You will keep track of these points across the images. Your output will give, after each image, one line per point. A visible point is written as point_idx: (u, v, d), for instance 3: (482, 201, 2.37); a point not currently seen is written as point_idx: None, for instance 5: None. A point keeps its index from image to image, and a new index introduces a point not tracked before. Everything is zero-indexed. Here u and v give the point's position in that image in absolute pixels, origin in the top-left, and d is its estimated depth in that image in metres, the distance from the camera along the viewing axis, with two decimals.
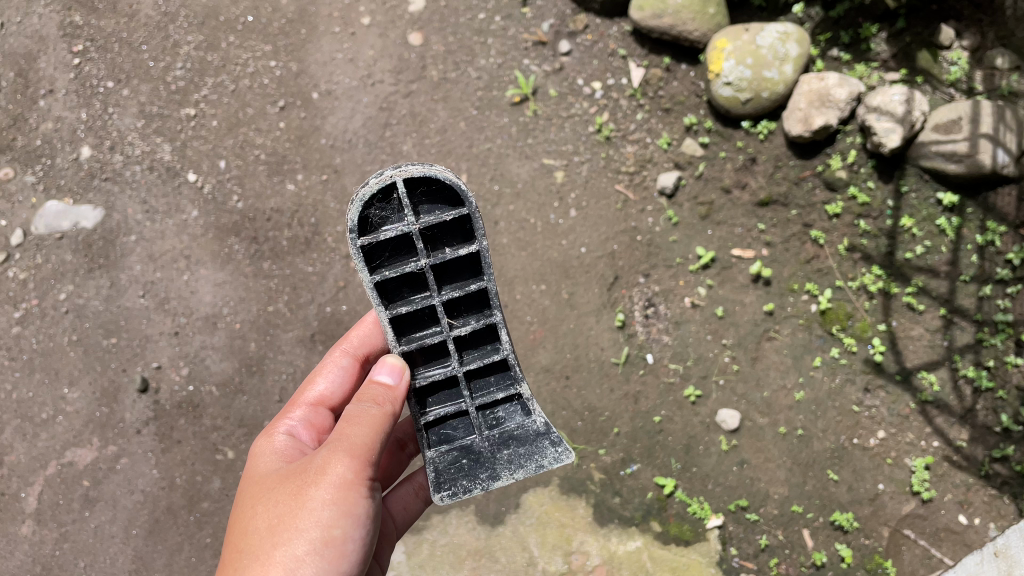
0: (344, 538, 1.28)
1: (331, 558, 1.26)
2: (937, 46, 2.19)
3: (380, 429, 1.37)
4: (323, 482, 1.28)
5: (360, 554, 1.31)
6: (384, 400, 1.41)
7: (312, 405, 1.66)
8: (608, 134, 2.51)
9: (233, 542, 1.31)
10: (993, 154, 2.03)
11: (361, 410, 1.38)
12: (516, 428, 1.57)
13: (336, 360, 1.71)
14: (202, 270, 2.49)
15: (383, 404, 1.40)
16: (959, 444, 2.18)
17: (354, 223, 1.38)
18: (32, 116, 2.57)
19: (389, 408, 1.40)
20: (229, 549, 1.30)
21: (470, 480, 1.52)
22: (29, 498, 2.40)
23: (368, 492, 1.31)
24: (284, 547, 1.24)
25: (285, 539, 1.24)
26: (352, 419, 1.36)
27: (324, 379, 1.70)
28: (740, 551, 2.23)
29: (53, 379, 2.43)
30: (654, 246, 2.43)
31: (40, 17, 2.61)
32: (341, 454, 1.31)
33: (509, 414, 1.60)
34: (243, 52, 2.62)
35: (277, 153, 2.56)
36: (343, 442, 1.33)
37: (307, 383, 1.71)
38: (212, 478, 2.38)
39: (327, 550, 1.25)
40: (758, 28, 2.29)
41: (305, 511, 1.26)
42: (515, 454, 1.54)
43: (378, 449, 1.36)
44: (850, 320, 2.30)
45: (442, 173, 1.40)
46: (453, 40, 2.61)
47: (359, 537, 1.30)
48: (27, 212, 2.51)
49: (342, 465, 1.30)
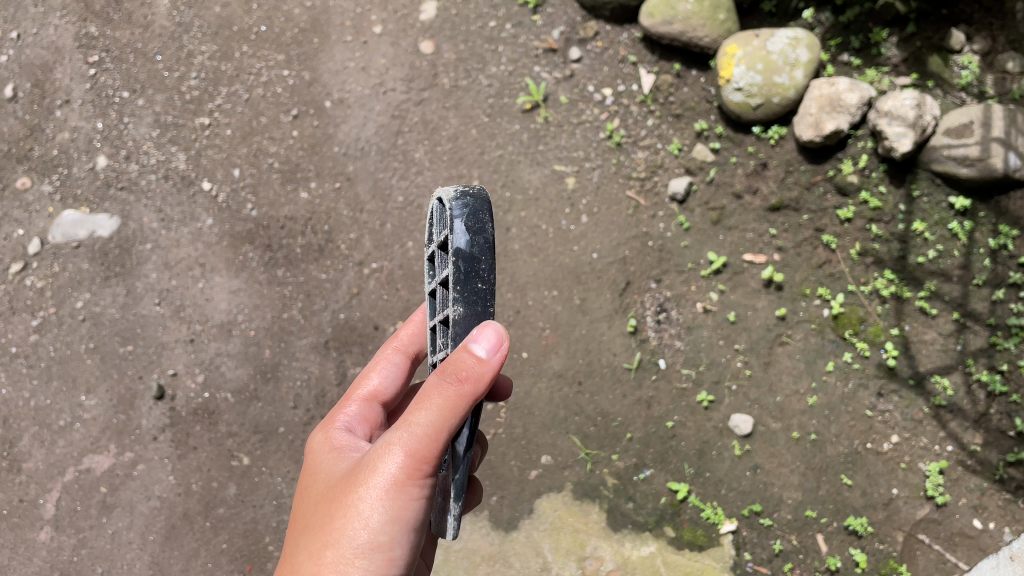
0: (387, 543, 1.24)
1: (377, 563, 1.24)
2: (948, 50, 2.20)
3: (451, 416, 1.22)
4: (378, 482, 1.23)
5: (406, 558, 1.28)
6: (459, 380, 1.22)
7: (365, 400, 1.67)
8: (619, 141, 2.51)
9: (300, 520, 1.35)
10: (1005, 157, 2.03)
11: (433, 389, 1.23)
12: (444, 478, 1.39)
13: (387, 356, 1.73)
14: (217, 277, 2.51)
15: (458, 393, 1.23)
16: (973, 448, 2.17)
17: (428, 234, 1.56)
18: (49, 126, 2.61)
19: (467, 389, 1.22)
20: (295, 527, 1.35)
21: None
22: (47, 504, 2.43)
23: (418, 492, 1.25)
24: (333, 546, 1.23)
25: (334, 537, 1.24)
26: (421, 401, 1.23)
27: (378, 374, 1.71)
28: (754, 555, 2.23)
29: (70, 387, 2.46)
30: (665, 252, 2.43)
31: (56, 28, 2.67)
32: (401, 452, 1.23)
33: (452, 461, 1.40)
34: (256, 61, 2.64)
35: (291, 161, 2.58)
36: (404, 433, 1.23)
37: (362, 377, 1.72)
38: (228, 484, 2.40)
39: (373, 554, 1.24)
40: (769, 33, 2.30)
41: (356, 512, 1.24)
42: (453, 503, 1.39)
43: (441, 444, 1.23)
44: (862, 325, 2.30)
45: (447, 192, 1.35)
46: (465, 48, 2.63)
47: (406, 542, 1.27)
48: (44, 221, 2.55)
49: (398, 464, 1.23)
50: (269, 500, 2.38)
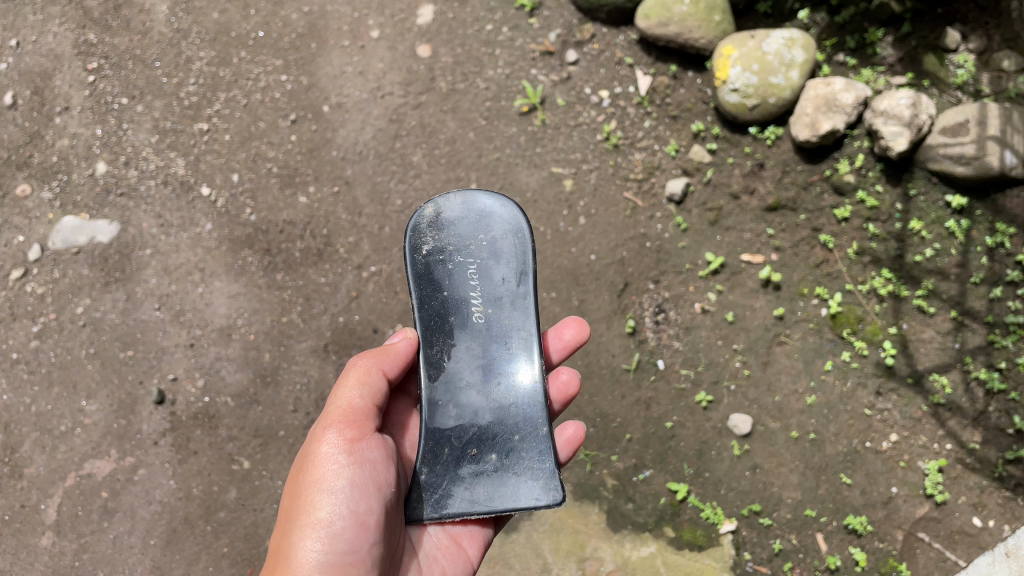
0: (330, 509, 1.39)
1: (325, 536, 1.38)
2: (942, 49, 2.21)
3: (359, 389, 1.53)
4: (313, 459, 1.45)
5: (354, 529, 1.39)
6: (359, 365, 1.57)
7: None
8: (616, 142, 2.52)
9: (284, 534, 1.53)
10: (1001, 156, 2.03)
11: (343, 376, 1.57)
12: (450, 463, 1.56)
13: None
14: (217, 282, 2.52)
15: (361, 374, 1.55)
16: (973, 445, 2.17)
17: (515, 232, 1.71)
18: (49, 133, 2.63)
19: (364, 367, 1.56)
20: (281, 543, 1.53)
21: (520, 489, 1.54)
22: (48, 510, 2.43)
23: (348, 459, 1.44)
24: (290, 529, 1.41)
25: (289, 525, 1.41)
26: (336, 389, 1.55)
27: None
28: (754, 555, 2.24)
29: (71, 392, 2.47)
30: (663, 253, 2.44)
31: (55, 36, 2.69)
32: (327, 427, 1.48)
33: (449, 446, 1.57)
34: (255, 67, 2.66)
35: (289, 166, 2.59)
36: (326, 416, 1.51)
37: None
38: (229, 488, 2.40)
39: (321, 529, 1.38)
40: (764, 34, 2.31)
41: (301, 495, 1.43)
42: (464, 488, 1.54)
43: (361, 409, 1.52)
44: (860, 323, 2.31)
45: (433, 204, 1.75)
46: (462, 51, 2.64)
47: (349, 510, 1.40)
48: (44, 228, 2.56)
49: (325, 439, 1.47)
50: (270, 504, 2.39)
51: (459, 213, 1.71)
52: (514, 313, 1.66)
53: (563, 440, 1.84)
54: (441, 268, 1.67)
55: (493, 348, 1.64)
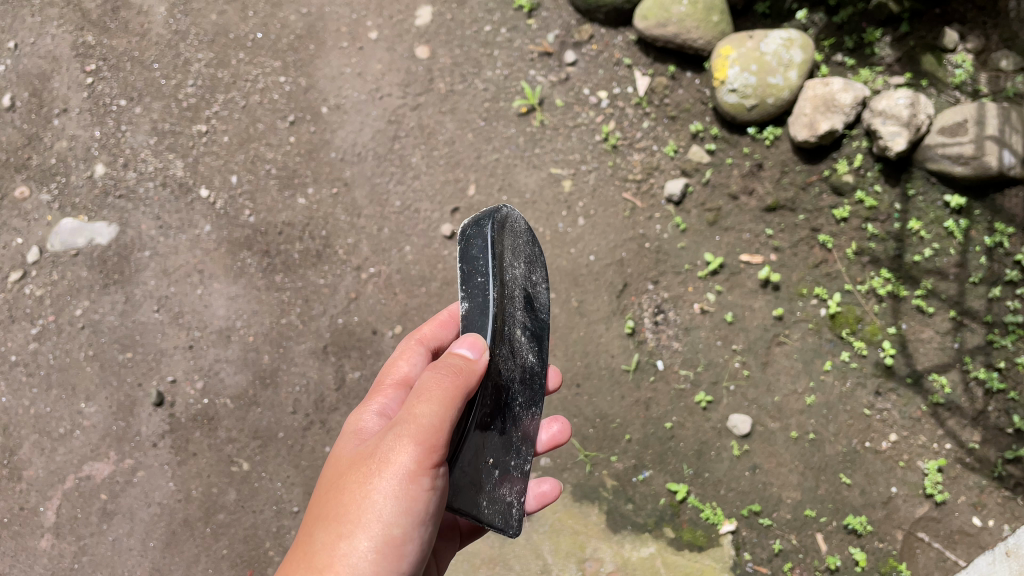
0: (406, 530, 1.17)
1: (392, 557, 1.17)
2: (941, 49, 2.21)
3: (454, 407, 1.19)
4: (388, 471, 1.16)
5: (419, 553, 1.22)
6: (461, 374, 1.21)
7: (397, 387, 1.51)
8: (615, 143, 2.52)
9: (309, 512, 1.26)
10: (999, 156, 2.04)
11: (431, 381, 1.20)
12: (467, 467, 1.34)
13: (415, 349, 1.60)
14: (215, 284, 2.51)
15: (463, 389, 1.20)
16: (972, 445, 2.17)
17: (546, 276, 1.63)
18: (47, 135, 2.63)
19: (463, 383, 1.21)
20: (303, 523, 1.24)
21: (502, 516, 1.42)
22: (47, 512, 2.43)
23: (431, 483, 1.19)
24: (348, 537, 1.15)
25: (346, 532, 1.15)
26: (424, 395, 1.19)
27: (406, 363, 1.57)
28: (754, 555, 2.24)
29: (70, 395, 2.47)
30: (662, 253, 2.44)
31: (53, 38, 2.69)
32: (413, 444, 1.16)
33: (472, 450, 1.35)
34: (253, 68, 2.66)
35: (288, 167, 2.58)
36: (410, 425, 1.17)
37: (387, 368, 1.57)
38: (228, 490, 2.40)
39: (387, 550, 1.16)
40: (763, 34, 2.31)
41: (369, 505, 1.15)
42: (468, 500, 1.35)
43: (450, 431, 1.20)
44: (860, 323, 2.31)
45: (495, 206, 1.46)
46: (460, 53, 2.64)
47: (419, 536, 1.20)
48: (43, 230, 2.56)
49: (408, 456, 1.16)
50: (269, 506, 2.38)
51: (520, 234, 1.51)
52: (539, 355, 1.59)
53: (534, 495, 1.81)
54: (508, 287, 1.42)
55: (524, 388, 1.52)
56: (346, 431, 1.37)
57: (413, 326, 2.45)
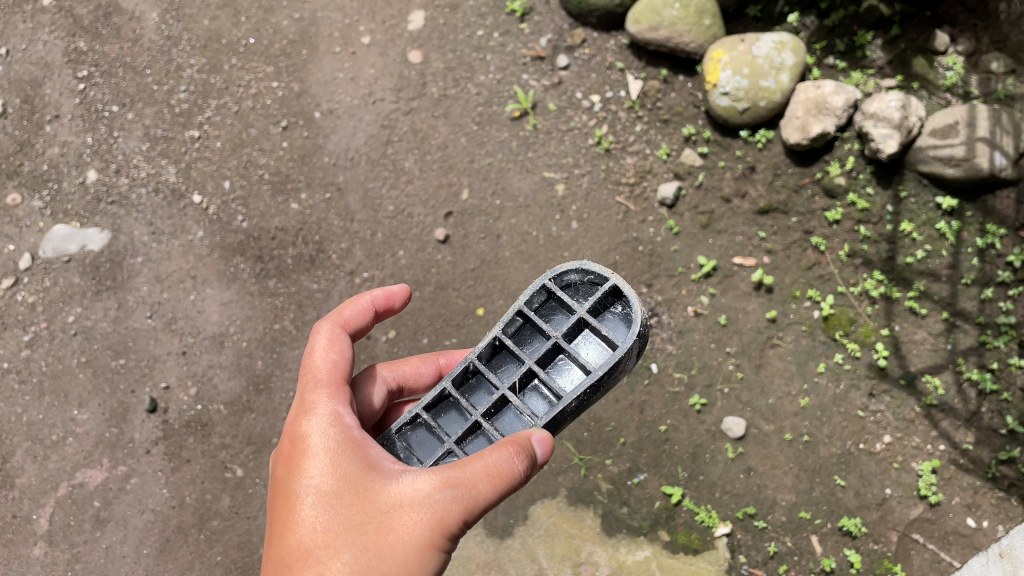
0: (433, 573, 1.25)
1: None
2: (932, 52, 2.23)
3: (512, 488, 1.23)
4: (439, 529, 1.20)
5: None
6: (531, 467, 1.23)
7: (338, 387, 1.40)
8: (608, 147, 2.52)
9: (327, 535, 1.23)
10: (990, 157, 2.04)
11: (503, 464, 1.20)
12: None
13: (343, 341, 1.48)
14: (209, 289, 2.51)
15: (527, 474, 1.24)
16: (965, 446, 2.17)
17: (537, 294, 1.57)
18: (39, 141, 2.63)
19: (526, 472, 1.23)
20: (323, 545, 1.23)
21: None
22: (40, 520, 2.42)
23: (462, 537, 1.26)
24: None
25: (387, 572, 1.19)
26: (492, 475, 1.19)
27: (336, 356, 1.45)
28: (749, 558, 2.23)
29: (63, 401, 2.46)
30: (656, 256, 2.44)
31: (45, 44, 2.69)
32: (469, 512, 1.20)
33: None
34: (246, 73, 2.66)
35: (281, 172, 2.58)
36: (472, 499, 1.19)
37: (319, 360, 1.43)
38: (222, 496, 2.39)
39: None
40: (754, 38, 2.33)
41: (413, 553, 1.20)
42: None
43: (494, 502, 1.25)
44: (853, 325, 2.31)
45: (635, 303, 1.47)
46: (453, 57, 2.65)
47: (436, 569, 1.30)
48: (35, 236, 2.55)
49: (460, 521, 1.20)
50: (263, 512, 2.36)
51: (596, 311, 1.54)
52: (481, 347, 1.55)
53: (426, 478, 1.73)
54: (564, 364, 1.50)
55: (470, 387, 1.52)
56: (350, 450, 1.30)
57: (406, 331, 2.45)
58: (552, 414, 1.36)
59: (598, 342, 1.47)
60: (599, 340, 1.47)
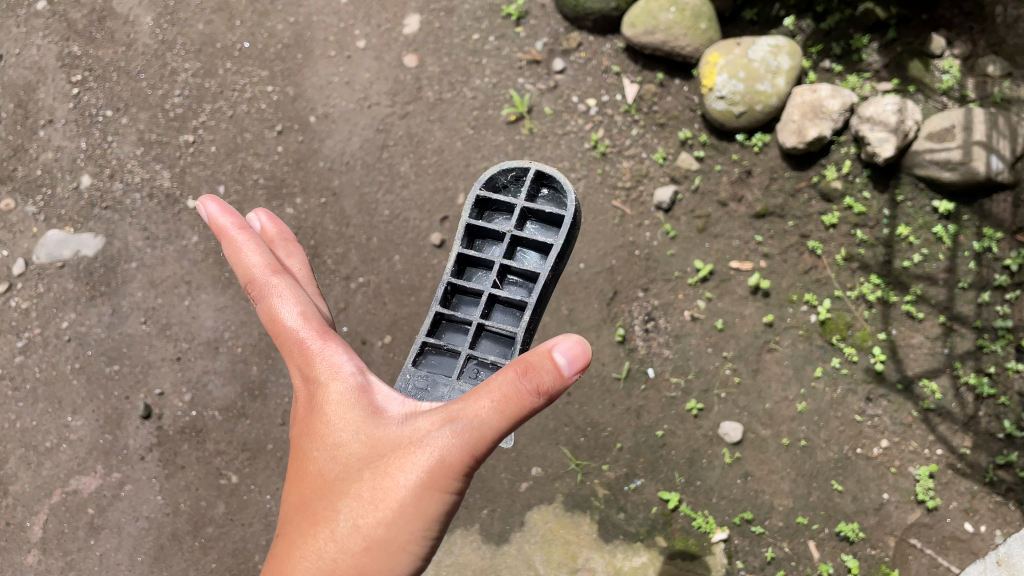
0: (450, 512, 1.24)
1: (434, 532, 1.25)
2: (928, 55, 2.22)
3: (523, 417, 1.17)
4: (444, 466, 1.19)
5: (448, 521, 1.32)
6: (549, 390, 1.16)
7: (324, 335, 1.41)
8: (604, 151, 2.51)
9: (338, 482, 1.27)
10: (987, 161, 2.04)
11: (506, 392, 1.16)
12: None
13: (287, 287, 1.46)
14: (203, 295, 2.50)
15: (550, 395, 1.17)
16: (963, 451, 2.16)
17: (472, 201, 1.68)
18: (32, 146, 2.61)
19: (544, 396, 1.16)
20: (335, 492, 1.26)
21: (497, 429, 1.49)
22: (34, 527, 2.40)
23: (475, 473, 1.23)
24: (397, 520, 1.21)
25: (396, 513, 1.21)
26: (495, 405, 1.16)
27: (291, 304, 1.44)
28: (746, 564, 2.23)
29: (57, 408, 2.44)
30: (652, 261, 2.43)
31: (39, 49, 2.68)
32: (473, 444, 1.18)
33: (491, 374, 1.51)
34: (240, 77, 2.65)
35: (276, 176, 2.57)
36: (476, 431, 1.17)
37: (284, 313, 1.43)
38: (217, 503, 2.38)
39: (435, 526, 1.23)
40: (750, 42, 2.32)
41: (419, 493, 1.20)
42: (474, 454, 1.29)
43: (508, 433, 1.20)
44: (850, 330, 2.30)
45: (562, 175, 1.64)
46: (448, 61, 2.64)
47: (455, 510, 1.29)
48: (28, 242, 2.54)
49: (464, 454, 1.18)
50: (258, 519, 2.36)
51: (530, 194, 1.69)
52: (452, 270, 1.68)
53: None
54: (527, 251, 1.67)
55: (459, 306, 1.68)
56: (352, 397, 1.32)
57: (402, 336, 2.45)
58: (536, 293, 1.56)
59: (543, 226, 1.66)
60: (542, 223, 1.66)
